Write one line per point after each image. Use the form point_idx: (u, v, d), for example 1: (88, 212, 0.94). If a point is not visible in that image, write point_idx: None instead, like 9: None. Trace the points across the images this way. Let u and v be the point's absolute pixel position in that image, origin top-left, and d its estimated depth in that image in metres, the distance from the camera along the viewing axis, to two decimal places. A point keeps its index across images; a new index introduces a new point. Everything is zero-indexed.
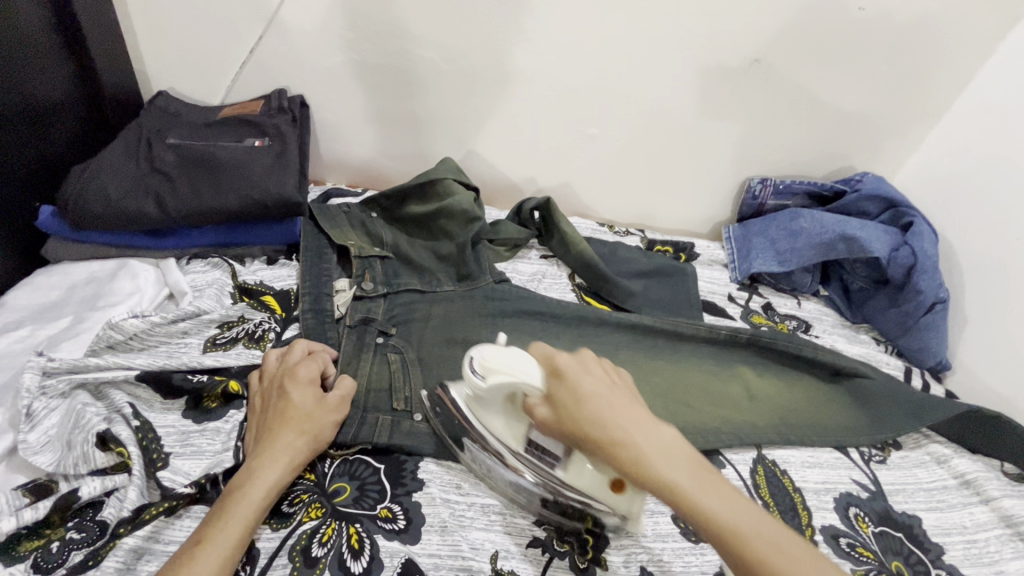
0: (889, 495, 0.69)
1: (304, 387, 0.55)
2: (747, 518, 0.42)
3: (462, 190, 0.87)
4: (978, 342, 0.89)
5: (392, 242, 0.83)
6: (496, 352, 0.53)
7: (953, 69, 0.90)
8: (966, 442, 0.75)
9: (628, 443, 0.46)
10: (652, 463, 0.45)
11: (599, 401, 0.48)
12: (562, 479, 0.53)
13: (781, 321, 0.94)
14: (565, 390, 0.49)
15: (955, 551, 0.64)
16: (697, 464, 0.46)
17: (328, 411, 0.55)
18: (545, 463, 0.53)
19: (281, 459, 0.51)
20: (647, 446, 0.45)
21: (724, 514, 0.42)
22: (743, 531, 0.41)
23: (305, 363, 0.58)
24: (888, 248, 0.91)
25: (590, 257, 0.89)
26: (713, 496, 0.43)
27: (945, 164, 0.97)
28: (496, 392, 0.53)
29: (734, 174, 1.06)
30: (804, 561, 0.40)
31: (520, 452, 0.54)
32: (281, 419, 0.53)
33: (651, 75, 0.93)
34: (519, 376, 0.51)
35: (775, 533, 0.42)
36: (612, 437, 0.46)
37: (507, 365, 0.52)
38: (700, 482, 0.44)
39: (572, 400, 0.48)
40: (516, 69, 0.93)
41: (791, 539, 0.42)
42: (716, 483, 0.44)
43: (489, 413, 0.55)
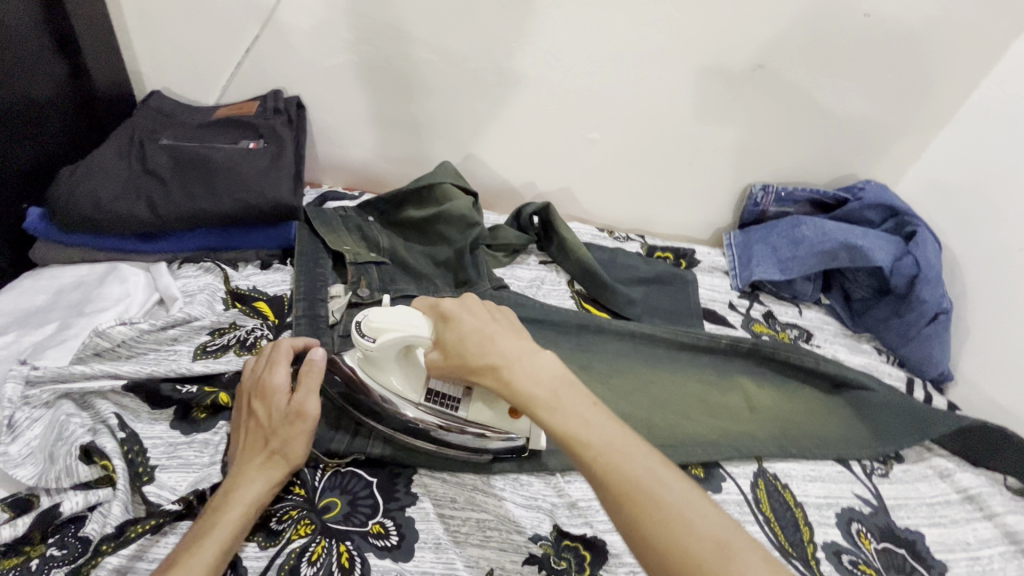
0: (891, 510, 0.68)
1: (269, 396, 0.52)
2: (590, 423, 0.45)
3: (460, 195, 0.85)
4: (981, 354, 0.88)
5: (388, 247, 0.82)
6: (381, 311, 0.53)
7: (956, 77, 0.90)
8: (970, 456, 0.74)
9: (500, 366, 0.49)
10: (519, 382, 0.48)
11: (485, 335, 0.51)
12: (466, 417, 0.56)
13: (782, 329, 0.93)
14: (454, 333, 0.51)
15: (959, 569, 0.63)
16: (559, 382, 0.49)
17: (294, 421, 0.51)
18: (447, 406, 0.56)
19: (256, 479, 0.49)
20: (517, 368, 0.49)
21: (567, 422, 0.45)
22: (583, 436, 0.44)
23: (272, 368, 0.54)
24: (891, 257, 0.89)
25: (587, 263, 0.88)
26: (566, 406, 0.47)
27: (949, 172, 0.96)
28: (388, 350, 0.54)
29: (737, 180, 1.04)
30: (634, 461, 0.43)
31: (421, 404, 0.56)
32: (254, 435, 0.51)
33: (653, 80, 0.92)
34: (408, 329, 0.52)
35: (612, 434, 0.45)
36: (488, 361, 0.49)
37: (396, 322, 0.53)
38: (558, 396, 0.47)
39: (457, 344, 0.51)
40: (517, 72, 0.91)
41: (625, 441, 0.44)
42: (574, 395, 0.48)
43: (385, 375, 0.56)
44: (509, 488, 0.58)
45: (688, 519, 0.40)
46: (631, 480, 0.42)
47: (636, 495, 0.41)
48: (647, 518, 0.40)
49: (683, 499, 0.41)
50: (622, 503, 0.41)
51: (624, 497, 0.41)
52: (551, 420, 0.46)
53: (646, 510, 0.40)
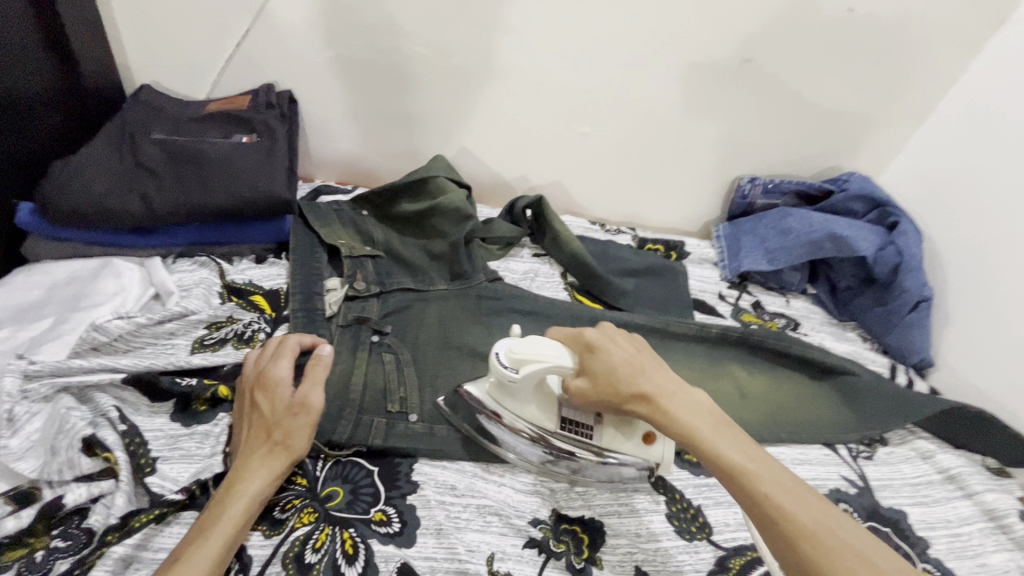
0: (876, 490, 0.70)
1: (274, 388, 0.53)
2: (758, 461, 0.47)
3: (455, 188, 0.87)
4: (960, 340, 0.91)
5: (383, 242, 0.83)
6: (522, 343, 0.55)
7: (937, 71, 0.93)
8: (951, 437, 0.77)
9: (657, 398, 0.51)
10: (677, 413, 0.50)
11: (637, 366, 0.53)
12: (599, 445, 0.57)
13: (771, 319, 0.95)
14: (601, 362, 0.53)
15: (940, 545, 0.65)
16: (717, 418, 0.50)
17: (299, 413, 0.52)
18: (581, 434, 0.57)
19: (258, 469, 0.49)
20: (675, 399, 0.51)
21: (731, 455, 0.47)
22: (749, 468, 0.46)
23: (277, 362, 0.55)
24: (875, 247, 0.92)
25: (582, 255, 0.89)
26: (725, 440, 0.48)
27: (930, 164, 0.98)
28: (529, 381, 0.55)
29: (725, 173, 1.06)
30: (805, 503, 0.44)
31: (557, 432, 0.58)
32: (257, 426, 0.52)
33: (644, 74, 0.93)
34: (550, 360, 0.54)
35: (780, 474, 0.46)
36: (642, 391, 0.51)
37: (536, 354, 0.54)
38: (718, 430, 0.49)
39: (606, 373, 0.52)
40: (509, 66, 0.92)
41: (793, 482, 0.45)
42: (733, 433, 0.49)
43: (523, 403, 0.58)
44: (507, 474, 0.60)
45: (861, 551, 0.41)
46: (800, 513, 0.43)
47: (812, 534, 0.42)
48: (831, 560, 0.41)
49: (867, 545, 0.41)
50: (795, 539, 0.42)
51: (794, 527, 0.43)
52: (713, 451, 0.47)
53: (825, 551, 0.41)
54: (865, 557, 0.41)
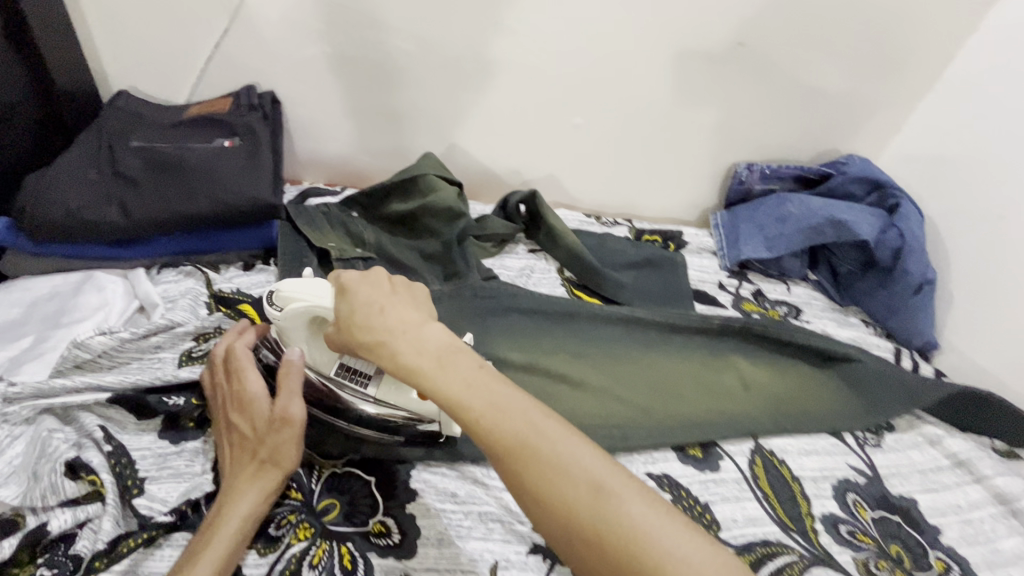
0: (885, 478, 0.69)
1: (250, 402, 0.51)
2: (475, 387, 0.44)
3: (445, 186, 0.85)
4: (965, 321, 0.90)
5: (375, 242, 0.82)
6: (291, 281, 0.55)
7: (933, 47, 0.91)
8: (958, 421, 0.75)
9: (383, 339, 0.47)
10: (402, 354, 0.46)
11: (375, 307, 0.50)
12: (373, 395, 0.54)
13: (772, 307, 0.93)
14: (343, 306, 0.51)
15: (951, 531, 0.64)
16: (444, 348, 0.47)
17: (279, 424, 0.49)
18: (353, 381, 0.55)
19: (248, 489, 0.48)
20: (402, 337, 0.47)
21: (450, 386, 0.44)
22: (461, 399, 0.43)
23: (245, 374, 0.53)
24: (876, 230, 0.90)
25: (578, 249, 0.88)
26: (448, 370, 0.45)
27: (928, 143, 0.96)
28: (295, 320, 0.55)
29: (721, 160, 1.04)
30: (521, 414, 0.43)
31: (331, 377, 0.56)
32: (241, 446, 0.50)
33: (634, 61, 0.91)
34: (311, 299, 0.53)
35: (504, 397, 0.43)
36: (371, 334, 0.48)
37: (300, 292, 0.54)
38: (440, 363, 0.45)
39: (346, 314, 0.50)
40: (496, 57, 0.90)
41: (520, 403, 0.43)
42: (461, 360, 0.46)
43: (298, 347, 0.56)
44: None
45: (564, 460, 0.40)
46: (509, 434, 0.41)
47: (525, 456, 0.41)
48: (541, 477, 0.40)
49: (567, 447, 0.41)
50: (508, 464, 0.41)
51: (512, 450, 0.41)
52: (435, 387, 0.44)
53: (526, 464, 0.40)
54: (566, 464, 0.40)
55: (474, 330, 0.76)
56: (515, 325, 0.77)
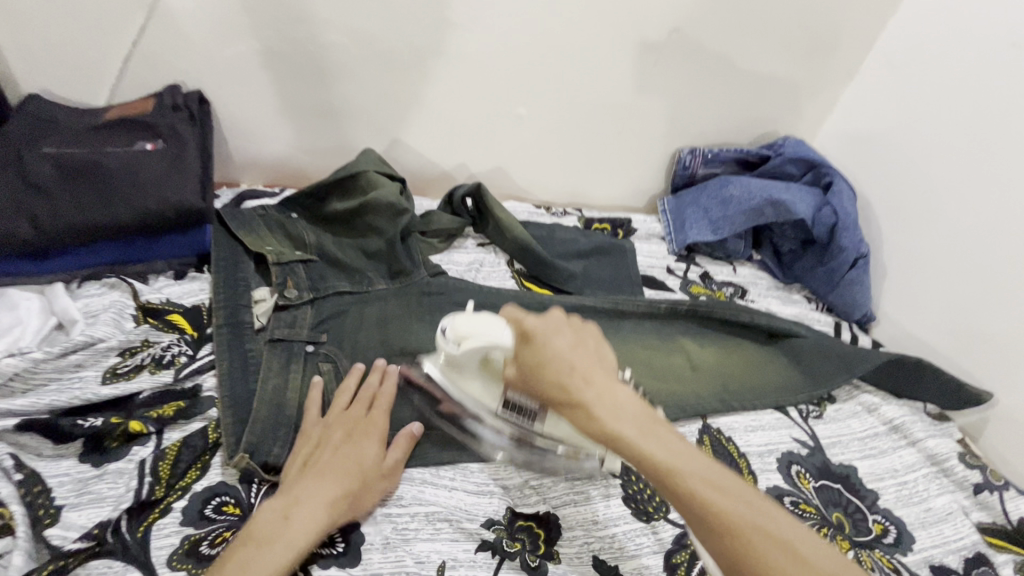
0: (826, 448, 0.72)
1: (368, 440, 0.56)
2: (681, 458, 0.45)
3: (387, 181, 0.83)
4: (897, 291, 0.94)
5: (316, 243, 0.79)
6: (467, 320, 0.57)
7: (857, 30, 0.94)
8: (892, 389, 0.78)
9: (586, 403, 0.47)
10: (604, 415, 0.47)
11: (566, 362, 0.50)
12: (540, 431, 0.58)
13: (718, 289, 0.95)
14: (531, 356, 0.51)
15: (889, 494, 0.67)
16: (640, 413, 0.48)
17: (381, 476, 0.55)
18: (523, 418, 0.58)
19: (322, 515, 0.49)
20: (603, 400, 0.48)
21: (663, 456, 0.45)
22: (677, 469, 0.44)
23: (378, 413, 0.59)
24: (812, 209, 0.93)
25: (523, 240, 0.87)
26: (655, 440, 0.46)
27: (858, 122, 1.00)
28: (470, 356, 0.57)
29: (665, 146, 1.05)
30: (737, 497, 0.44)
31: (498, 412, 0.59)
32: (341, 473, 0.53)
33: (573, 51, 0.91)
34: (491, 340, 0.55)
35: (706, 467, 0.45)
36: (572, 394, 0.48)
37: (478, 331, 0.56)
38: (644, 432, 0.46)
39: (535, 367, 0.50)
40: (433, 50, 0.88)
41: (723, 476, 0.45)
42: (660, 429, 0.47)
43: (466, 379, 0.59)
44: (459, 478, 0.59)
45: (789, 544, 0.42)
46: (730, 513, 0.43)
47: (746, 536, 0.42)
48: (757, 554, 0.41)
49: (791, 533, 0.43)
50: (732, 544, 0.42)
51: (733, 532, 0.42)
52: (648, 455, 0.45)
53: (751, 547, 0.42)
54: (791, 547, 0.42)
55: (422, 328, 0.74)
56: None
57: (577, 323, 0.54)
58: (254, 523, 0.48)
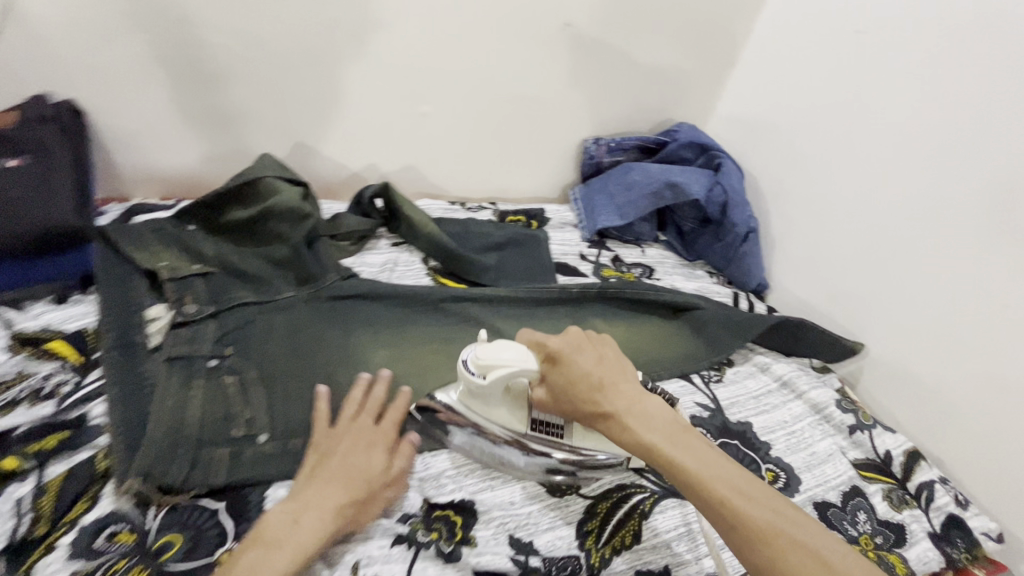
0: (726, 409, 0.78)
1: (377, 449, 0.58)
2: (713, 467, 0.48)
3: (287, 187, 0.81)
4: (785, 261, 1.03)
5: (215, 254, 0.77)
6: (488, 350, 0.58)
7: (733, 22, 1.02)
8: (782, 347, 0.86)
9: (620, 414, 0.52)
10: (639, 428, 0.51)
11: (600, 381, 0.54)
12: (571, 444, 0.61)
13: (628, 270, 1.00)
14: (561, 374, 0.56)
15: (779, 444, 0.73)
16: (675, 428, 0.52)
17: (386, 483, 0.56)
18: (553, 434, 0.61)
19: (328, 522, 0.51)
20: (638, 415, 0.52)
21: (694, 465, 0.48)
22: (708, 479, 0.48)
23: (386, 423, 0.60)
24: (705, 189, 0.99)
25: (439, 237, 0.88)
26: (684, 450, 0.50)
27: (743, 107, 1.08)
28: (496, 385, 0.58)
29: (570, 137, 1.09)
30: (769, 505, 0.47)
31: (528, 432, 0.61)
32: (348, 482, 0.54)
33: (470, 48, 0.92)
34: (515, 365, 0.56)
35: (730, 469, 0.49)
36: (603, 405, 0.53)
37: (501, 359, 0.57)
38: (674, 440, 0.50)
39: (564, 385, 0.55)
40: (328, 51, 0.86)
41: (749, 483, 0.48)
42: (694, 441, 0.51)
43: (492, 408, 0.61)
44: None
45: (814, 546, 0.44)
46: (756, 518, 0.45)
47: (769, 537, 0.44)
48: (785, 560, 0.43)
49: (813, 537, 0.45)
50: (758, 543, 0.44)
51: (755, 531, 0.45)
52: (676, 460, 0.49)
53: (772, 545, 0.44)
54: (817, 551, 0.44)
55: (332, 333, 0.73)
56: (378, 320, 0.77)
57: (597, 341, 0.59)
58: (261, 526, 0.50)
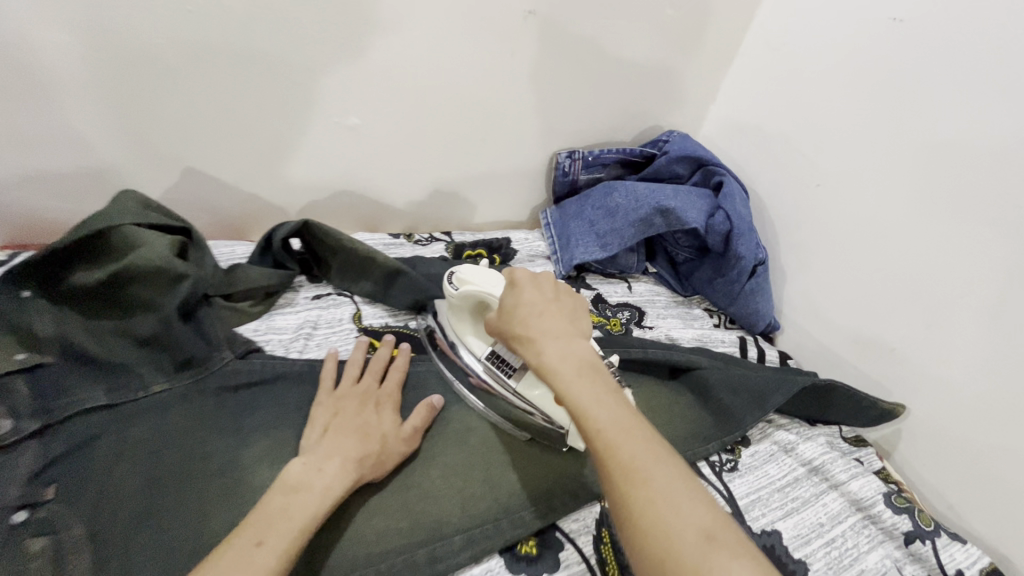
0: (745, 512, 0.60)
1: (385, 411, 0.56)
2: (604, 401, 0.40)
3: (154, 236, 0.60)
4: (798, 296, 0.86)
5: (53, 334, 0.54)
6: (472, 268, 0.57)
7: (731, 9, 0.84)
8: (806, 414, 0.70)
9: (535, 335, 0.45)
10: (545, 351, 0.44)
11: (532, 305, 0.47)
12: (513, 387, 0.58)
13: (613, 315, 0.81)
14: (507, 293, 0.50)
15: (818, 563, 0.56)
16: (590, 361, 0.43)
17: (399, 441, 0.54)
18: (502, 371, 0.59)
19: (344, 475, 0.49)
20: (552, 340, 0.44)
21: (582, 396, 0.41)
22: (590, 410, 0.40)
23: (389, 386, 0.59)
24: (704, 215, 0.82)
25: (390, 266, 0.72)
26: (585, 381, 0.42)
27: (743, 111, 0.91)
28: (466, 301, 0.58)
29: (539, 152, 0.90)
30: (652, 456, 0.37)
31: (483, 359, 0.60)
32: (366, 437, 0.52)
33: (406, 45, 0.71)
34: (486, 289, 0.55)
35: (627, 419, 0.39)
36: (522, 327, 0.46)
37: (478, 280, 0.56)
38: (581, 373, 0.42)
39: (503, 308, 0.49)
40: (212, 52, 0.65)
41: (644, 431, 0.39)
42: (600, 378, 0.42)
43: (463, 323, 0.61)
44: None
45: (680, 508, 0.35)
46: (627, 459, 0.37)
47: (632, 482, 0.36)
48: (637, 507, 0.36)
49: (685, 499, 0.35)
50: (619, 486, 0.37)
51: (621, 474, 0.37)
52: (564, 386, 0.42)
53: (634, 488, 0.36)
54: (678, 515, 0.35)
55: (215, 444, 0.53)
56: (283, 418, 0.57)
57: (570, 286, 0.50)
58: (286, 474, 0.47)
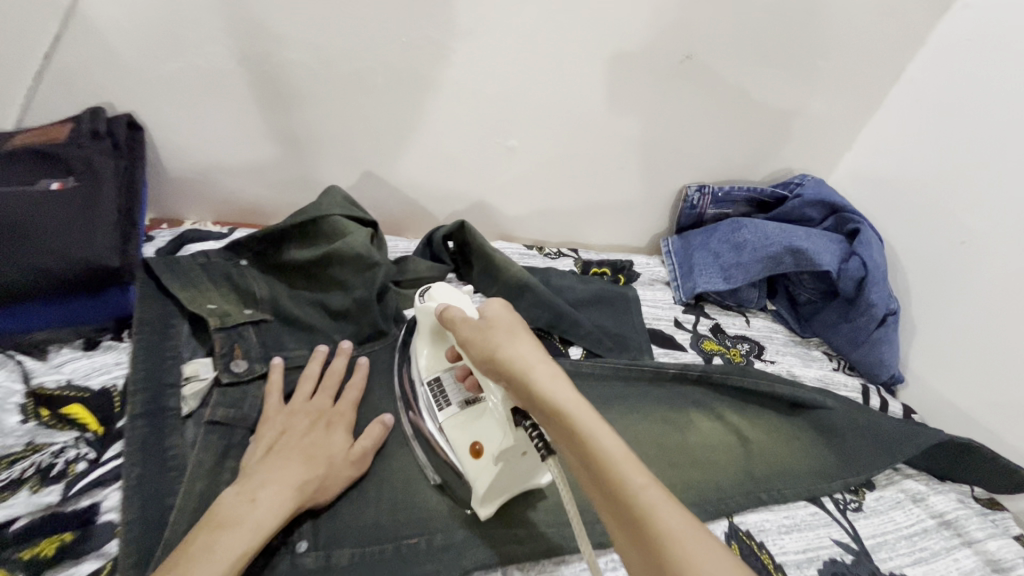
0: (873, 552, 0.61)
1: (336, 431, 0.56)
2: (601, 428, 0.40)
3: (354, 227, 0.70)
4: (925, 351, 0.85)
5: (269, 297, 0.66)
6: (446, 289, 0.60)
7: (882, 63, 0.86)
8: (936, 470, 0.69)
9: (526, 358, 0.44)
10: (546, 376, 0.43)
11: (518, 332, 0.47)
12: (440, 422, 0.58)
13: (733, 345, 0.85)
14: (499, 320, 0.49)
15: None
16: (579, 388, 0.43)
17: (348, 463, 0.54)
18: (437, 402, 0.59)
19: (278, 505, 0.48)
20: (547, 366, 0.44)
21: (586, 420, 0.40)
22: (590, 432, 0.39)
23: (344, 405, 0.59)
24: (837, 259, 0.84)
25: (521, 277, 0.77)
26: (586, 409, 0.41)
27: (880, 161, 0.92)
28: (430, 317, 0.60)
29: (670, 184, 0.95)
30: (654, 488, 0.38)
31: (424, 384, 0.61)
32: (310, 460, 0.52)
33: (572, 79, 0.80)
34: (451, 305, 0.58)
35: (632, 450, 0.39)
36: (516, 353, 0.45)
37: (450, 299, 0.59)
38: (579, 397, 0.42)
39: (497, 331, 0.48)
40: (411, 75, 0.75)
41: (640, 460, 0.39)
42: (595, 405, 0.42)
43: (420, 344, 0.63)
44: None
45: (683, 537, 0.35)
46: (630, 484, 0.37)
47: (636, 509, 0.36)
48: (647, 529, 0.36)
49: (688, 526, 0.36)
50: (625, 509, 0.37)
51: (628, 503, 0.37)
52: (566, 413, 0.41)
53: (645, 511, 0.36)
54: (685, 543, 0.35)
55: (390, 406, 0.64)
56: None
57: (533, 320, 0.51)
58: (217, 505, 0.47)
